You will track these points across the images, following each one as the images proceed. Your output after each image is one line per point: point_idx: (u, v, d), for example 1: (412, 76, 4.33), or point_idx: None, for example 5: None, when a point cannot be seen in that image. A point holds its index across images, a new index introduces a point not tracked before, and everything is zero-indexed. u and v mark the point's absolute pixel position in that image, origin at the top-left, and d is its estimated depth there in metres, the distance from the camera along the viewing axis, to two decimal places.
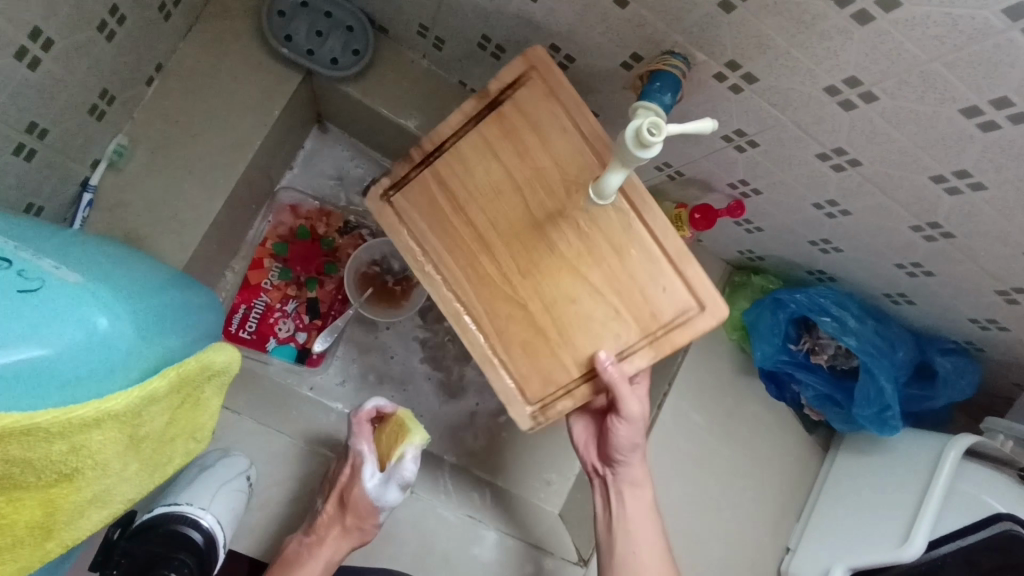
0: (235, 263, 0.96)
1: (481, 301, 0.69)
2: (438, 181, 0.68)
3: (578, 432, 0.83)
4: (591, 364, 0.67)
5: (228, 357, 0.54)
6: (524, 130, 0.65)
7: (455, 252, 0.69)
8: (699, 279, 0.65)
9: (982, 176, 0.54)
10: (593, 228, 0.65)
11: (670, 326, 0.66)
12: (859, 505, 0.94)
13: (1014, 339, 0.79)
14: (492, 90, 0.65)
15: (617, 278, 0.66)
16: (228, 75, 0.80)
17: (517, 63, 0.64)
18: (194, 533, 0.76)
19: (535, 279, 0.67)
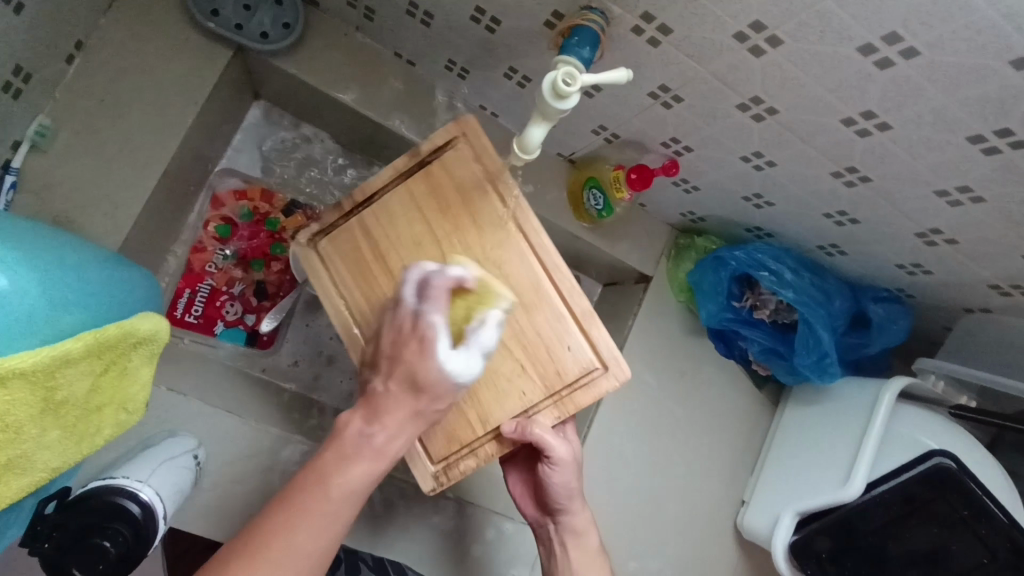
0: (176, 248, 0.94)
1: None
2: (365, 233, 0.71)
3: (513, 484, 0.81)
4: (495, 423, 0.67)
5: (157, 326, 0.54)
6: (449, 194, 0.69)
7: (371, 300, 0.70)
8: (603, 345, 0.67)
9: (886, 115, 0.56)
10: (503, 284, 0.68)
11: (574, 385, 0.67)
12: (806, 455, 0.97)
13: (938, 282, 0.83)
14: (423, 151, 0.69)
15: (525, 333, 0.67)
16: (154, 52, 0.78)
17: (447, 129, 0.69)
18: (132, 505, 0.70)
19: None
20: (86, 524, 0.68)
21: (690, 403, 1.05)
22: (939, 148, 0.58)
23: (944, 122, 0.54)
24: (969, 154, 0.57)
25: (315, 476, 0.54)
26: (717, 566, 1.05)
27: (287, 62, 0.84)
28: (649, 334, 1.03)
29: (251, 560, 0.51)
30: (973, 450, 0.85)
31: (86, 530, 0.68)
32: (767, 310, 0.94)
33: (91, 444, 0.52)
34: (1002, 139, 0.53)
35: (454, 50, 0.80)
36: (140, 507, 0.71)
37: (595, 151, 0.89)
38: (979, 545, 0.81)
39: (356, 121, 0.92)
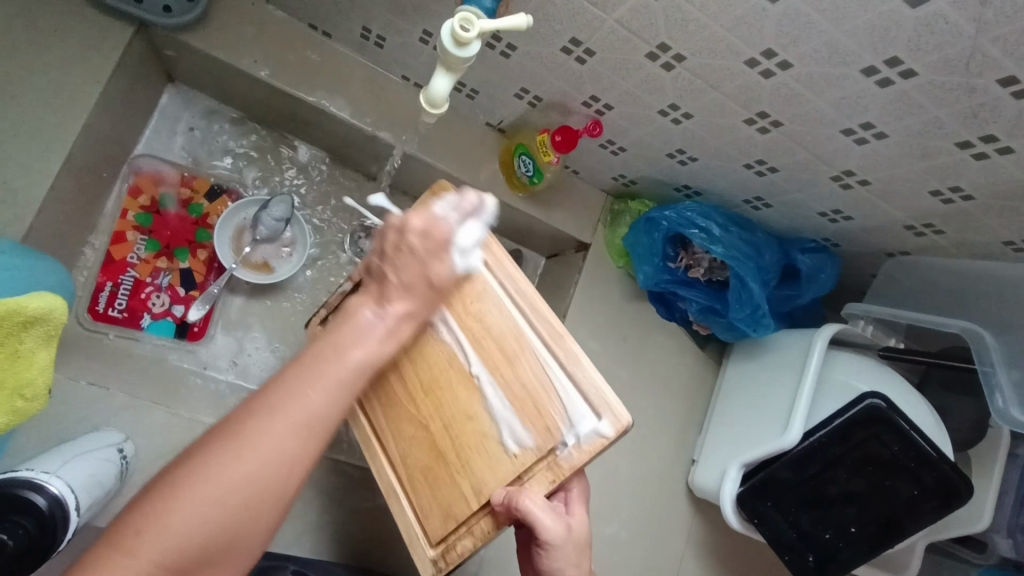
0: (94, 239, 0.89)
1: (390, 424, 0.65)
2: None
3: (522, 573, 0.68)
4: (488, 496, 0.58)
5: (49, 306, 0.51)
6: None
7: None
8: (597, 390, 0.55)
9: (785, 53, 0.58)
10: (483, 334, 0.59)
11: (563, 443, 0.56)
12: (750, 411, 0.98)
13: (858, 227, 0.85)
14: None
15: (512, 390, 0.58)
16: (51, 29, 0.75)
17: (425, 192, 0.61)
18: (38, 498, 0.65)
19: (434, 396, 0.61)
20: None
21: (637, 368, 1.06)
22: (839, 84, 0.59)
23: (838, 55, 0.56)
24: (866, 88, 0.58)
25: (320, 347, 0.52)
26: (672, 527, 1.06)
27: (197, 36, 0.81)
28: (591, 302, 1.03)
29: (231, 445, 0.46)
30: (900, 389, 0.88)
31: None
32: (701, 269, 0.96)
33: None
34: (892, 69, 0.55)
35: (367, 14, 0.78)
36: (46, 501, 0.65)
37: (521, 117, 0.88)
38: (909, 478, 0.83)
39: (274, 98, 0.89)
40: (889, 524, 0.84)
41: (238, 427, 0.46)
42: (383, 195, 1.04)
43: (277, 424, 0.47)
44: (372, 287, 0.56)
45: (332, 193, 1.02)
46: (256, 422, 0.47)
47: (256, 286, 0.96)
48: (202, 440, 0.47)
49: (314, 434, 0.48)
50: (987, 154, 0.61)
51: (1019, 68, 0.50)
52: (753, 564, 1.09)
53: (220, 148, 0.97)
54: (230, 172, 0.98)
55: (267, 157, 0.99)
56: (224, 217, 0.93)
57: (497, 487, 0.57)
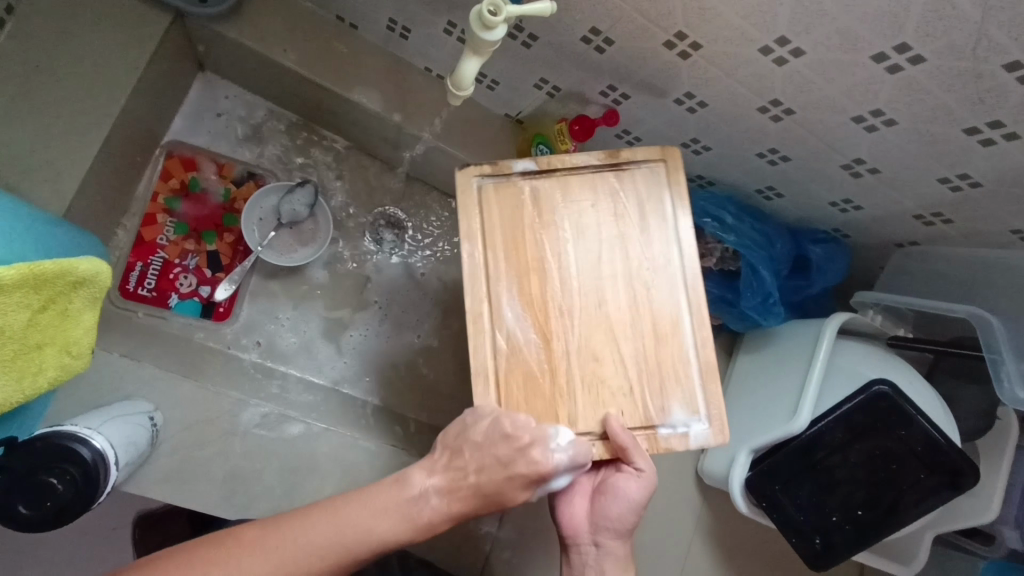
0: (126, 221, 0.92)
1: (514, 319, 0.64)
2: (533, 199, 0.67)
3: (568, 491, 0.68)
4: (583, 428, 0.63)
5: (96, 268, 0.53)
6: (629, 201, 0.68)
7: (509, 263, 0.66)
8: (717, 405, 0.64)
9: (798, 40, 0.60)
10: (647, 303, 0.66)
11: (665, 427, 0.64)
12: (760, 396, 0.99)
13: (868, 217, 0.87)
14: (622, 156, 0.68)
15: (649, 359, 0.65)
16: (93, 17, 0.78)
17: (652, 150, 0.69)
18: (81, 448, 0.66)
19: (572, 321, 0.65)
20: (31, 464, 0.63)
21: None
22: (849, 71, 0.61)
23: (849, 42, 0.58)
24: (876, 74, 0.61)
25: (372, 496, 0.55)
26: (680, 512, 1.08)
27: (231, 26, 0.85)
28: None
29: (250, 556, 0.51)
30: (906, 377, 0.89)
31: (33, 467, 0.63)
32: (714, 258, 0.97)
33: (32, 384, 0.51)
34: (901, 55, 0.57)
35: (394, 6, 0.82)
36: (90, 452, 0.67)
37: (540, 108, 0.90)
38: (915, 461, 0.85)
39: (301, 86, 0.92)
40: (892, 506, 0.86)
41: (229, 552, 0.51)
42: (403, 183, 1.07)
43: (283, 553, 0.51)
44: (444, 461, 0.57)
45: (354, 181, 1.05)
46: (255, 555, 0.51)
47: (279, 270, 1.00)
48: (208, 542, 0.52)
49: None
50: (994, 139, 0.63)
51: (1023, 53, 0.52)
52: (763, 554, 1.10)
53: (246, 136, 1.00)
54: (256, 159, 1.01)
55: (291, 144, 1.02)
56: (250, 201, 0.96)
57: (593, 427, 0.63)
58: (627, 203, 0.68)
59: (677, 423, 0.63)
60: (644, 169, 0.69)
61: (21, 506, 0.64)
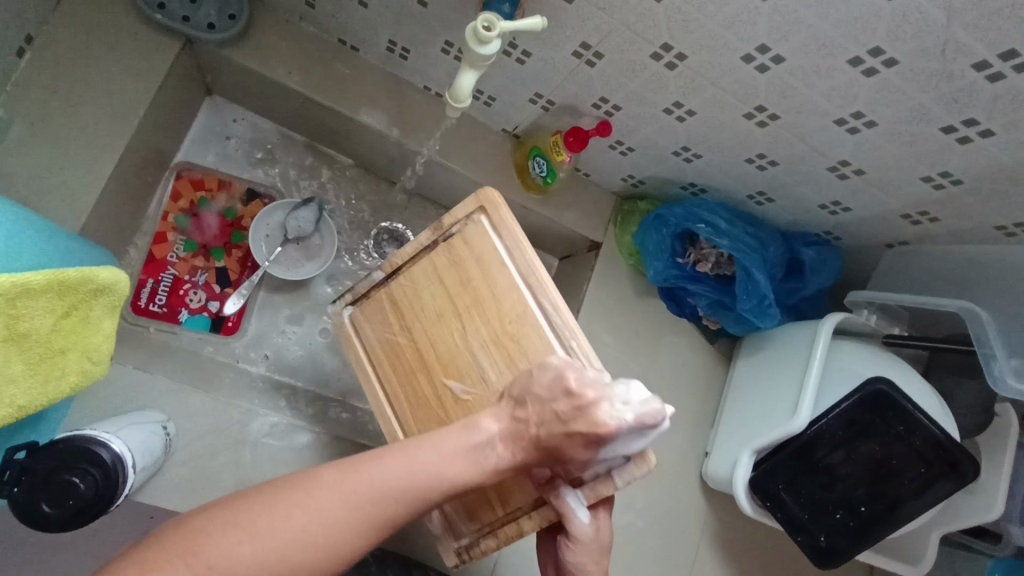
0: (138, 239, 0.96)
1: (415, 425, 0.65)
2: (392, 304, 0.68)
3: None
4: (515, 504, 0.61)
5: (115, 276, 0.55)
6: (468, 262, 0.65)
7: (396, 371, 0.67)
8: None
9: (778, 47, 0.63)
10: (522, 358, 0.61)
11: (591, 475, 0.57)
12: (760, 399, 1.01)
13: (858, 219, 0.89)
14: (445, 223, 0.66)
15: None
16: (106, 45, 0.82)
17: (469, 201, 0.65)
18: (102, 451, 0.67)
19: (461, 403, 0.62)
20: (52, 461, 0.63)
21: (650, 362, 1.10)
22: (828, 75, 0.65)
23: (826, 47, 0.61)
24: (854, 78, 0.64)
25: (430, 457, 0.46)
26: (685, 519, 1.08)
27: (237, 50, 0.89)
28: (603, 299, 1.07)
29: (323, 493, 0.44)
30: (903, 374, 0.91)
31: (52, 469, 0.62)
32: (709, 263, 1.00)
33: (57, 388, 0.53)
34: (876, 59, 0.61)
35: (393, 29, 0.85)
36: (109, 455, 0.67)
37: (536, 122, 0.94)
38: (913, 456, 0.87)
39: (304, 107, 0.96)
40: (893, 503, 0.87)
41: (304, 485, 0.44)
42: (404, 200, 1.10)
43: (358, 488, 0.44)
44: (509, 404, 0.50)
45: (357, 198, 1.08)
46: (319, 500, 0.44)
47: (286, 285, 1.02)
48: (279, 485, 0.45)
49: (377, 530, 0.44)
50: (970, 137, 0.66)
51: (989, 51, 0.55)
52: (768, 559, 1.10)
53: (252, 156, 1.04)
54: (261, 177, 1.04)
55: (296, 164, 1.06)
56: (257, 218, 0.99)
57: (522, 500, 0.61)
58: (468, 260, 0.65)
59: (598, 465, 0.57)
60: (471, 224, 0.65)
61: (46, 506, 0.63)
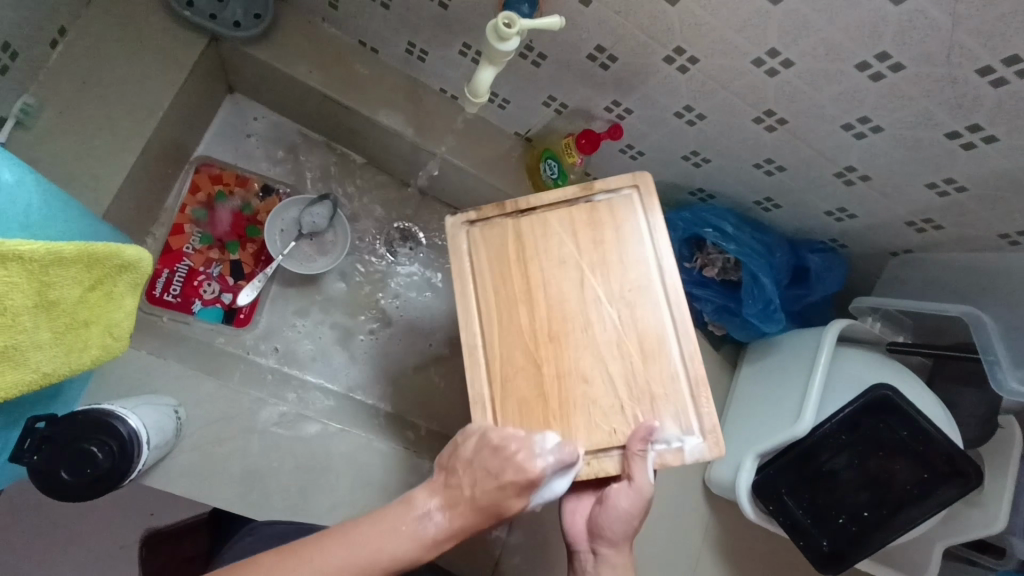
0: (155, 230, 0.98)
1: (502, 346, 0.68)
2: (515, 236, 0.71)
3: (573, 504, 0.71)
4: (576, 447, 0.65)
5: (139, 253, 0.57)
6: (607, 227, 0.70)
7: (498, 294, 0.69)
8: (711, 418, 0.65)
9: (787, 51, 0.65)
10: (632, 322, 0.68)
11: (659, 443, 0.64)
12: (764, 404, 1.01)
13: (863, 226, 0.91)
14: (597, 185, 0.71)
15: (637, 377, 0.66)
16: (135, 39, 0.85)
17: (625, 176, 0.72)
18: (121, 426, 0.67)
19: (560, 346, 0.67)
20: (67, 435, 0.64)
21: None
22: (836, 79, 0.66)
23: (834, 52, 0.63)
24: (861, 83, 0.66)
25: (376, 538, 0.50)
26: (687, 523, 1.08)
27: (261, 48, 0.92)
28: None
29: (270, 565, 0.47)
30: (907, 381, 0.91)
31: (76, 436, 0.64)
32: (716, 268, 1.01)
33: (78, 360, 0.54)
34: (882, 64, 0.62)
35: (413, 31, 0.88)
36: (126, 430, 0.67)
37: (548, 125, 0.96)
38: (918, 462, 0.87)
39: (323, 105, 0.98)
40: (898, 508, 0.87)
41: (248, 572, 0.47)
42: (416, 200, 1.12)
43: (301, 574, 0.47)
44: (442, 479, 0.55)
45: (371, 197, 1.10)
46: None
47: (299, 280, 1.04)
48: (233, 569, 0.47)
49: None
50: (975, 143, 0.68)
51: (993, 57, 0.57)
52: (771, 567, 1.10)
53: (270, 153, 1.06)
54: (277, 174, 1.06)
55: (312, 162, 1.08)
56: (273, 213, 1.00)
57: (586, 446, 0.65)
58: (608, 225, 0.71)
59: (671, 438, 0.65)
60: (621, 196, 0.72)
61: (65, 472, 0.64)
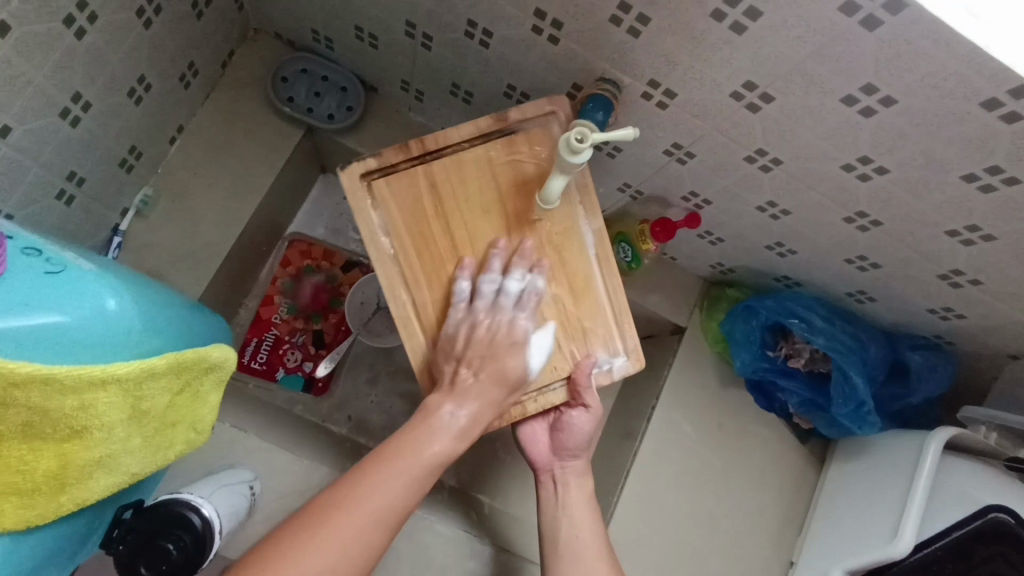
0: (248, 301, 1.05)
1: (437, 308, 0.69)
2: (429, 185, 0.69)
3: (529, 430, 0.83)
4: (522, 387, 0.71)
5: (226, 355, 0.60)
6: (526, 164, 0.70)
7: (424, 255, 0.69)
8: (632, 337, 0.73)
9: (881, 159, 0.61)
10: (558, 266, 0.71)
11: (595, 367, 0.73)
12: (856, 510, 0.92)
13: (974, 327, 0.82)
14: (509, 119, 0.69)
15: (569, 315, 0.72)
16: (239, 132, 0.93)
17: (540, 102, 0.70)
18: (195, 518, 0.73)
19: (493, 297, 0.70)
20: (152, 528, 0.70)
21: (732, 454, 1.04)
22: (938, 189, 0.61)
23: (936, 164, 0.58)
24: (968, 194, 0.60)
25: (401, 443, 0.63)
26: None
27: (351, 136, 0.97)
28: (683, 384, 1.05)
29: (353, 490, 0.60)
30: None
31: (153, 532, 0.70)
32: (801, 359, 0.95)
33: (164, 456, 0.59)
34: (994, 177, 0.57)
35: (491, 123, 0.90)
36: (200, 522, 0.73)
37: (624, 208, 0.95)
38: None
39: None
40: None
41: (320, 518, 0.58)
42: None
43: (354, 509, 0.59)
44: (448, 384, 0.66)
45: None
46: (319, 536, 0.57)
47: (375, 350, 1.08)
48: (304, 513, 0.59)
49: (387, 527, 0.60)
50: None
51: None
52: None
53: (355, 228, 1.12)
54: (360, 247, 1.11)
55: None
56: (355, 287, 1.05)
57: (531, 385, 0.71)
58: (523, 159, 0.70)
59: (602, 361, 0.73)
60: (536, 126, 0.70)
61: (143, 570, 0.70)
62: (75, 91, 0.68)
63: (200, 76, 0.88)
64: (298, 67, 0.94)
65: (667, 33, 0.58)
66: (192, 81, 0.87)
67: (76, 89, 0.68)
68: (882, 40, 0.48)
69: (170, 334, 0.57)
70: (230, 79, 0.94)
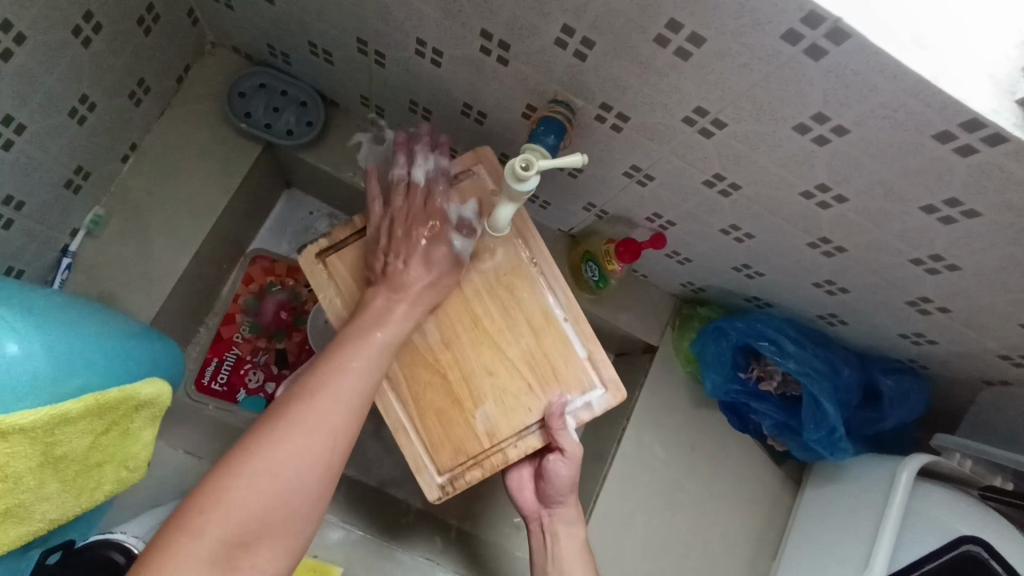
0: (209, 319, 1.03)
1: (403, 366, 0.68)
2: None
3: (517, 477, 0.80)
4: (500, 438, 0.67)
5: (157, 391, 0.58)
6: (466, 216, 0.70)
7: None
8: (605, 366, 0.69)
9: (839, 187, 0.58)
10: (515, 308, 0.69)
11: (570, 404, 0.68)
12: (829, 538, 0.90)
13: (946, 352, 0.79)
14: (442, 174, 0.70)
15: (535, 355, 0.69)
16: (195, 149, 0.90)
17: (466, 156, 0.71)
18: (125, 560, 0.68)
19: (455, 347, 0.68)
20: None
21: (705, 477, 1.02)
22: (898, 218, 0.59)
23: (894, 194, 0.56)
24: (929, 224, 0.57)
25: (345, 341, 0.60)
26: None
27: (312, 153, 0.95)
28: (655, 405, 1.02)
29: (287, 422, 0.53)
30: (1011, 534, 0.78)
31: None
32: (773, 382, 0.92)
33: (91, 498, 0.57)
34: (953, 209, 0.54)
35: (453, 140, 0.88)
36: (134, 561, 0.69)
37: (590, 227, 0.92)
38: None
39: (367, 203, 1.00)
40: None
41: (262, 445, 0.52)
42: None
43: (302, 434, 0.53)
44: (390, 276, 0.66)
45: None
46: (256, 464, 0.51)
47: None
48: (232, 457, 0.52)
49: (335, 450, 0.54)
50: None
51: None
52: None
53: None
54: None
55: None
56: (318, 305, 1.03)
57: (509, 433, 0.68)
58: None
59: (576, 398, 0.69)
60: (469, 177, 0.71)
61: None
62: (5, 114, 0.65)
63: (152, 93, 0.86)
64: (256, 83, 0.91)
65: (613, 57, 0.56)
66: (144, 99, 0.85)
67: (6, 112, 0.65)
68: (829, 69, 0.46)
69: (94, 372, 0.55)
70: (185, 94, 0.91)
